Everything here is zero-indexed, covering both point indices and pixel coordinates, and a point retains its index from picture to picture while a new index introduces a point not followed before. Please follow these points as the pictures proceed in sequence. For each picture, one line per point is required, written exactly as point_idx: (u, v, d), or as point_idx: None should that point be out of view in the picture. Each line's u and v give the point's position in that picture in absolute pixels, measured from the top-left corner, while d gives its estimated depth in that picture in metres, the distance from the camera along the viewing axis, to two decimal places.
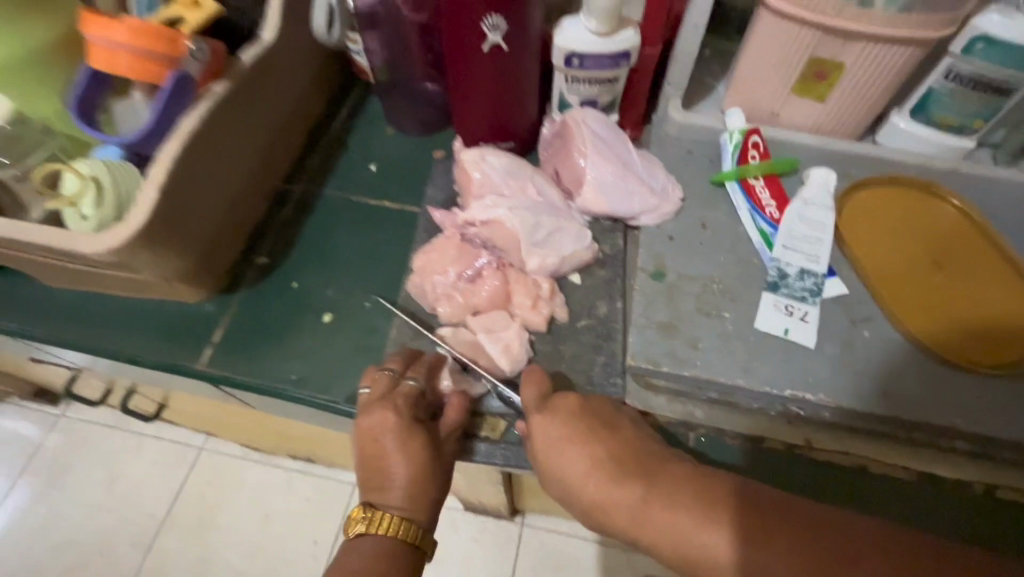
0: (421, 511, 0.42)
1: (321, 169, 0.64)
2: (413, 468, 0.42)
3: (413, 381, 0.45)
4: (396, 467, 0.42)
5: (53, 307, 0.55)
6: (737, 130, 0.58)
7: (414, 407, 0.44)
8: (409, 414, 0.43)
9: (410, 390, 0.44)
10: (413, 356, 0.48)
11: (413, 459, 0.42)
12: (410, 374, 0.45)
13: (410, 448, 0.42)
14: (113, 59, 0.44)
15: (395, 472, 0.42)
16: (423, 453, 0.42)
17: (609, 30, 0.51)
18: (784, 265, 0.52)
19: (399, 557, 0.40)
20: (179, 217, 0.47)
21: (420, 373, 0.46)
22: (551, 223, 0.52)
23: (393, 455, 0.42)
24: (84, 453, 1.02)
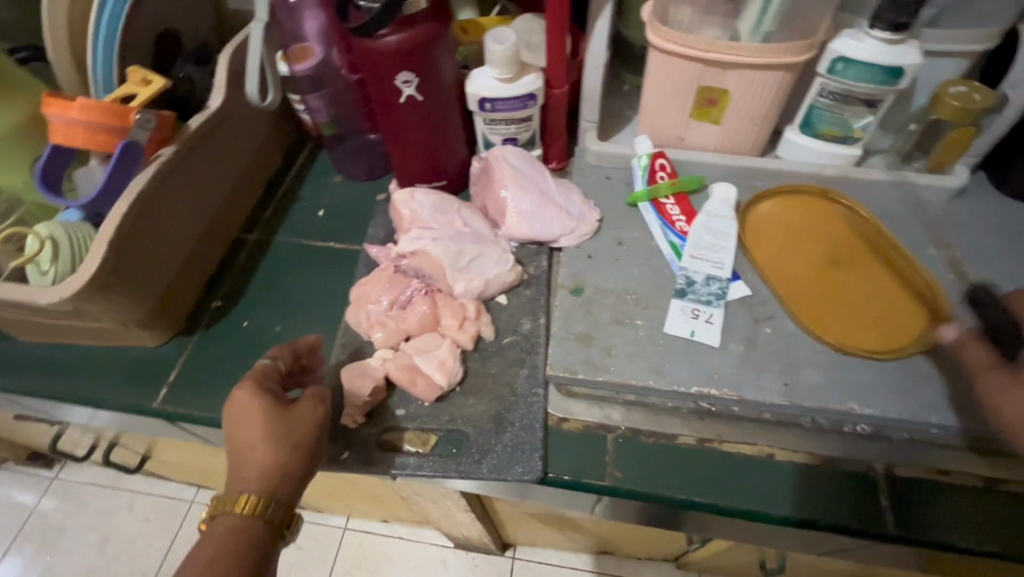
0: (282, 486, 0.43)
1: (275, 218, 0.70)
2: (264, 439, 0.43)
3: (265, 361, 0.49)
4: (251, 441, 0.44)
5: (25, 359, 0.60)
6: (644, 154, 0.63)
7: (264, 378, 0.47)
8: (257, 381, 0.46)
9: (264, 366, 0.48)
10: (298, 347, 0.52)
11: (264, 428, 0.44)
12: (270, 356, 0.50)
13: (263, 418, 0.44)
14: (70, 133, 0.50)
15: (250, 443, 0.44)
16: (275, 419, 0.44)
17: (511, 76, 0.57)
18: (691, 273, 0.57)
19: (254, 532, 0.42)
20: (130, 267, 0.52)
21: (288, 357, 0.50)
22: (473, 250, 0.57)
23: (257, 433, 0.43)
24: None
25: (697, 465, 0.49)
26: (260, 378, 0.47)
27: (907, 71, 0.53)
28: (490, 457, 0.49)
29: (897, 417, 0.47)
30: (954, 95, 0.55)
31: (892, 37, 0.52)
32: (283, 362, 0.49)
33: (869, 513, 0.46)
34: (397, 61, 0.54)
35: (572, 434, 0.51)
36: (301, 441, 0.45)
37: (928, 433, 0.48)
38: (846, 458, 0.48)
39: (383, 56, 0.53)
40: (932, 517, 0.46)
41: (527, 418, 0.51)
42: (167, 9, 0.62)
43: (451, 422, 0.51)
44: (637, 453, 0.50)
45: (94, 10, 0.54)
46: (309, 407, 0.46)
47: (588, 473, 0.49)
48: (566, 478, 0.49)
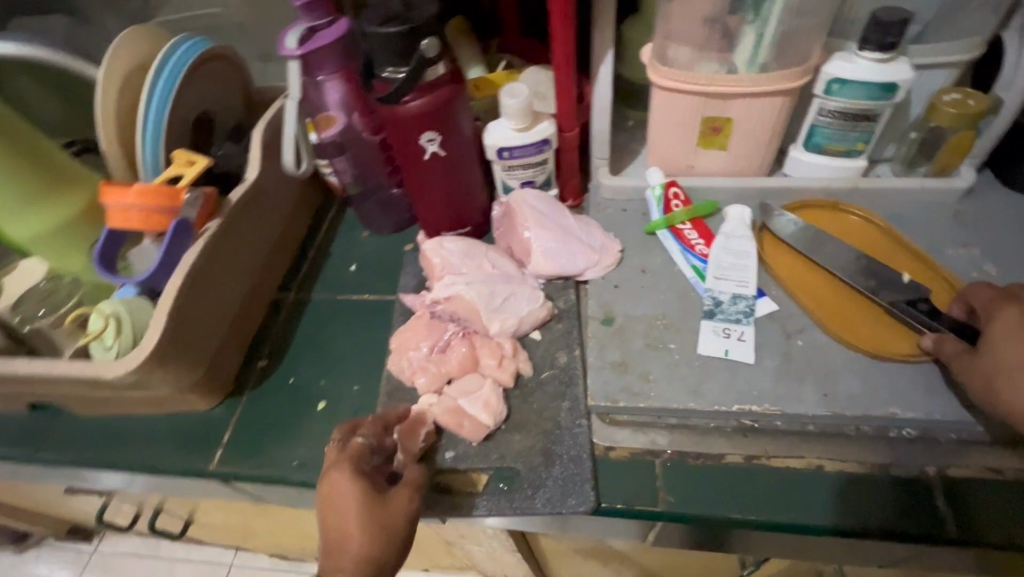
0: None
1: (309, 277, 0.73)
2: (362, 527, 0.41)
3: (362, 438, 0.48)
4: (347, 527, 0.41)
5: (86, 432, 0.62)
6: (658, 185, 0.66)
7: (361, 458, 0.47)
8: (356, 462, 0.46)
9: (359, 446, 0.48)
10: (382, 423, 0.52)
11: (363, 513, 0.42)
12: (360, 434, 0.49)
13: (361, 503, 0.43)
14: (126, 217, 0.55)
15: (347, 530, 0.41)
16: (373, 505, 0.43)
17: (526, 125, 0.61)
18: (717, 293, 0.59)
19: None
20: (186, 338, 0.55)
21: (370, 432, 0.50)
22: (505, 290, 0.59)
23: (352, 517, 0.42)
24: None
25: (748, 483, 0.49)
26: (357, 459, 0.46)
27: (901, 85, 0.56)
28: (542, 491, 0.50)
29: (943, 418, 0.47)
30: (950, 102, 0.58)
31: (883, 55, 0.55)
32: (373, 442, 0.49)
33: (933, 516, 0.46)
34: (421, 122, 0.58)
35: (620, 462, 0.51)
36: (394, 533, 0.43)
37: (976, 432, 0.48)
38: (897, 464, 0.48)
39: (408, 119, 0.57)
40: (1000, 512, 0.46)
41: (575, 449, 0.52)
42: (205, 94, 0.68)
43: (500, 460, 0.52)
44: (687, 475, 0.50)
45: (144, 97, 0.60)
46: (401, 498, 0.45)
47: (641, 500, 0.49)
48: (620, 507, 0.49)
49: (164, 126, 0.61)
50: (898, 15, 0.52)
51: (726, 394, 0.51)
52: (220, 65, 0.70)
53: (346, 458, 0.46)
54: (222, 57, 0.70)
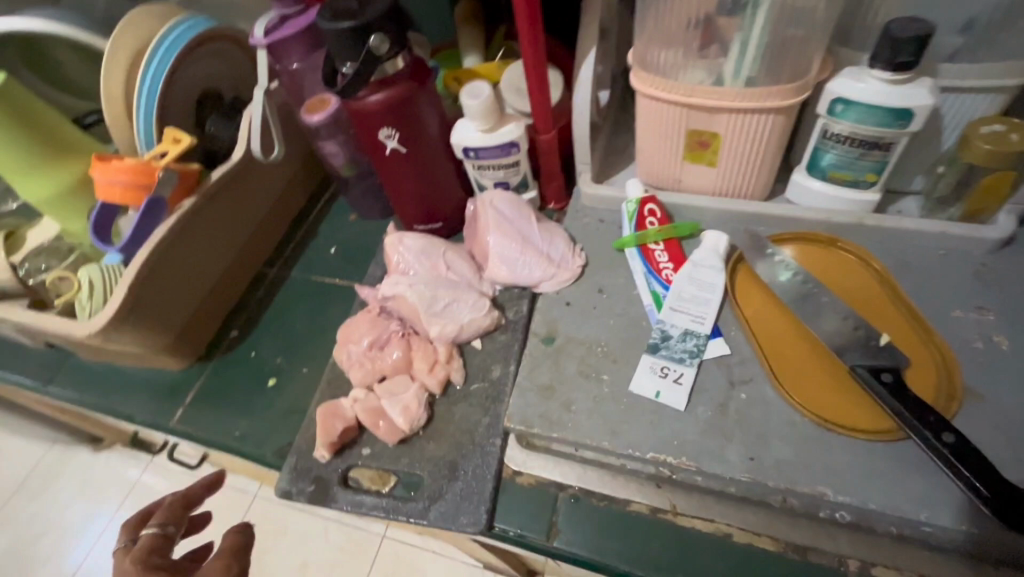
0: None
1: (293, 255, 0.76)
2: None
3: (152, 530, 0.49)
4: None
5: (85, 374, 0.71)
6: (632, 199, 0.61)
7: (153, 553, 0.47)
8: (146, 561, 0.46)
9: (151, 539, 0.48)
10: (180, 500, 0.52)
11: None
12: (152, 524, 0.49)
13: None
14: (110, 190, 0.59)
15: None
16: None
17: (490, 126, 0.59)
18: (668, 326, 0.54)
19: None
20: (151, 307, 0.60)
21: (165, 515, 0.50)
22: (448, 295, 0.58)
23: None
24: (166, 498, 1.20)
25: (645, 537, 0.47)
26: (149, 556, 0.47)
27: (916, 113, 0.47)
28: (439, 505, 0.51)
29: (880, 509, 0.42)
30: (986, 136, 0.48)
31: (895, 76, 0.46)
32: (168, 526, 0.50)
33: None
34: (379, 118, 0.58)
35: (524, 489, 0.51)
36: None
37: (920, 531, 0.41)
38: (814, 547, 0.44)
39: (366, 114, 0.57)
40: None
41: (480, 468, 0.52)
42: (206, 73, 0.71)
43: (409, 466, 0.54)
44: (586, 516, 0.48)
45: (141, 74, 0.64)
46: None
47: (534, 531, 0.48)
48: (512, 534, 0.49)
49: (155, 102, 0.64)
50: (915, 29, 0.44)
51: (643, 440, 0.48)
52: (225, 43, 0.72)
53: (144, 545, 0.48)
54: (228, 36, 0.72)
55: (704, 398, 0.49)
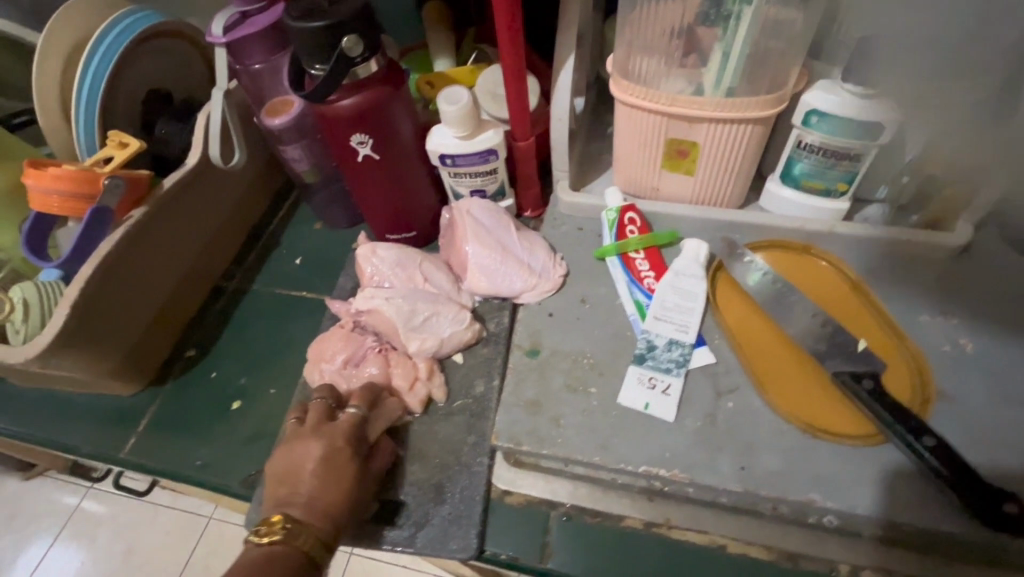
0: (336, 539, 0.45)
1: (254, 267, 0.72)
2: (322, 495, 0.45)
3: (356, 410, 0.50)
4: (307, 479, 0.46)
5: (17, 403, 0.64)
6: (612, 208, 0.61)
7: (353, 432, 0.49)
8: (349, 438, 0.49)
9: (349, 419, 0.50)
10: (372, 391, 0.53)
11: (338, 484, 0.46)
12: (352, 404, 0.51)
13: (324, 463, 0.47)
14: (47, 200, 0.53)
15: (317, 494, 0.45)
16: (344, 481, 0.46)
17: (468, 133, 0.57)
18: (653, 336, 0.54)
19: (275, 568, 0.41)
20: (97, 328, 0.54)
21: (362, 401, 0.51)
22: (428, 309, 0.56)
23: (333, 484, 0.46)
24: (108, 525, 1.11)
25: (639, 553, 0.47)
26: (351, 433, 0.49)
27: (887, 126, 0.49)
28: (425, 530, 0.49)
29: (865, 514, 0.43)
30: None
31: (868, 90, 0.48)
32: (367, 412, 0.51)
33: None
34: (351, 124, 0.55)
35: (514, 509, 0.49)
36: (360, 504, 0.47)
37: (902, 532, 0.43)
38: (803, 554, 0.45)
39: (337, 119, 0.54)
40: None
41: (468, 490, 0.50)
42: (153, 71, 0.65)
43: (392, 491, 0.51)
44: (579, 534, 0.48)
45: (78, 72, 0.58)
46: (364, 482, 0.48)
47: (527, 552, 0.47)
48: (504, 556, 0.48)
49: (96, 103, 0.59)
50: None
51: (635, 455, 0.47)
52: (173, 39, 0.67)
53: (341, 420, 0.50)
54: (176, 32, 0.67)
55: (692, 410, 0.49)
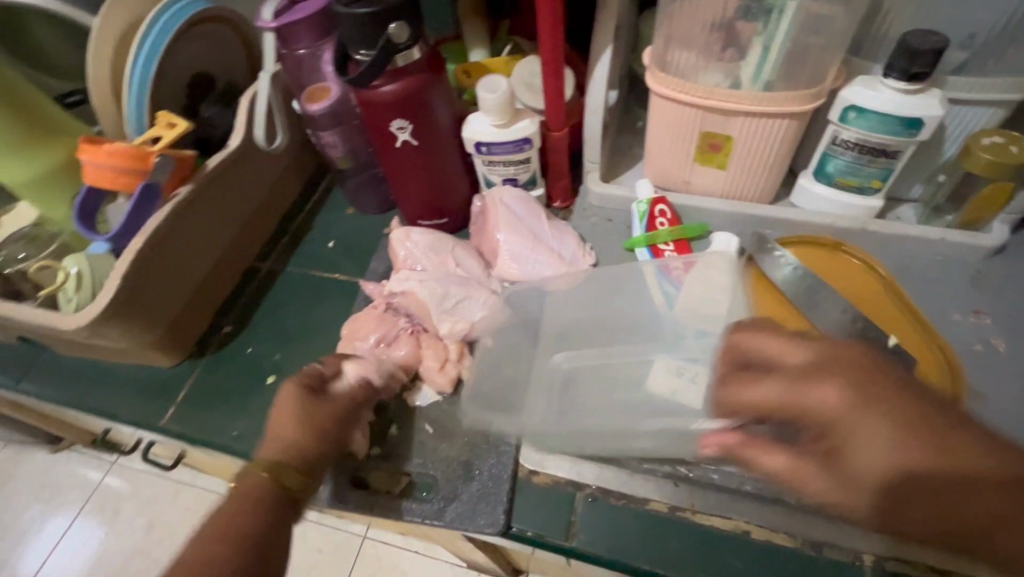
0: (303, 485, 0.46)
1: (288, 249, 0.74)
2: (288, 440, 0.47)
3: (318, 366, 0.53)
4: (270, 430, 0.48)
5: (64, 371, 0.67)
6: (643, 200, 0.61)
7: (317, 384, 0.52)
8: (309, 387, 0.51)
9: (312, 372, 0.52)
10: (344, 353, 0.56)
11: (294, 428, 0.48)
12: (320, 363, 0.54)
13: (283, 410, 0.49)
14: (99, 176, 0.55)
15: (290, 440, 0.47)
16: (302, 424, 0.48)
17: (505, 122, 0.58)
18: (681, 327, 0.55)
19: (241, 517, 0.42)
20: (143, 300, 0.57)
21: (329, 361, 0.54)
22: (460, 292, 0.58)
23: (291, 427, 0.48)
24: (131, 500, 1.14)
25: (665, 535, 0.47)
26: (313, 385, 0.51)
27: (926, 122, 0.49)
28: (454, 505, 0.51)
29: None
30: (988, 147, 0.50)
31: (909, 86, 0.48)
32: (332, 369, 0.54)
33: None
34: (392, 110, 0.56)
35: (541, 489, 0.50)
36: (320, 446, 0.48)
37: None
38: (833, 545, 0.45)
39: (379, 104, 0.56)
40: None
41: (496, 468, 0.52)
42: (201, 55, 0.67)
43: (423, 466, 0.53)
44: (605, 515, 0.48)
45: (132, 53, 0.60)
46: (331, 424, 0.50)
47: (554, 531, 0.48)
48: (529, 534, 0.49)
49: (149, 84, 0.61)
50: (932, 43, 0.45)
51: (665, 442, 0.48)
52: (219, 25, 0.69)
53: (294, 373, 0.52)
54: (222, 18, 0.69)
55: None
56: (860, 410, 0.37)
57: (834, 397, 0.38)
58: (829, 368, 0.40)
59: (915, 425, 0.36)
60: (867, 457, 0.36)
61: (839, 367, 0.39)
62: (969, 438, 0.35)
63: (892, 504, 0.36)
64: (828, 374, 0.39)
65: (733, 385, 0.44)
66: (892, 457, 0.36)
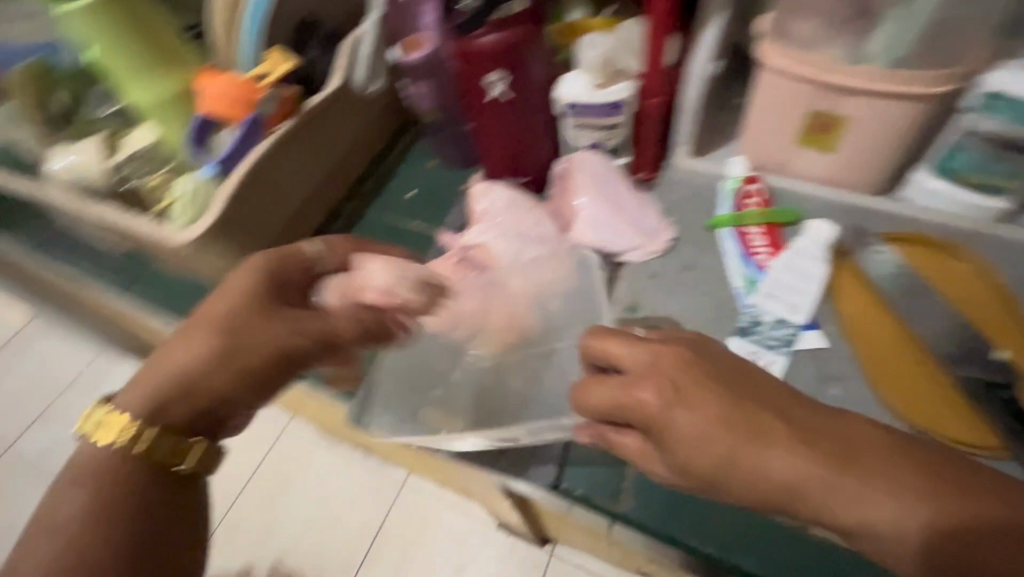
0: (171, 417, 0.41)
1: (371, 194, 0.76)
2: (178, 388, 0.41)
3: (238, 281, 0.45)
4: (154, 373, 0.41)
5: (168, 285, 0.74)
6: (733, 177, 0.60)
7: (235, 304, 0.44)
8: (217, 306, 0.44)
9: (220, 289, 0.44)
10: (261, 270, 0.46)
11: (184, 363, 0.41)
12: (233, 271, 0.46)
13: (176, 341, 0.42)
14: (213, 105, 0.60)
15: (173, 390, 0.41)
16: (188, 359, 0.41)
17: (601, 82, 0.58)
18: (760, 313, 0.53)
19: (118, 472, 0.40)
20: (240, 225, 0.61)
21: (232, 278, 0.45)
22: (535, 250, 0.60)
23: (169, 365, 0.41)
24: None
25: (714, 515, 0.47)
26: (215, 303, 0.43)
27: None
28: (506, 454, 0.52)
29: None
30: None
31: None
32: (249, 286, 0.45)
33: None
34: (489, 62, 0.56)
35: (594, 454, 0.51)
36: (220, 380, 0.41)
37: None
38: None
39: (477, 55, 0.56)
40: None
41: None
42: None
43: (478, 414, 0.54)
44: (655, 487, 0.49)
45: None
46: (263, 370, 0.43)
47: (603, 494, 0.49)
48: (577, 492, 0.50)
49: (262, 22, 0.64)
50: None
51: None
52: None
53: (247, 290, 0.43)
54: None
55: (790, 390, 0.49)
56: (673, 409, 0.35)
57: (651, 405, 0.35)
58: (680, 377, 0.36)
59: (727, 415, 0.34)
60: (691, 452, 0.34)
61: (680, 369, 0.36)
62: (780, 431, 0.33)
63: (735, 488, 0.34)
64: (672, 389, 0.35)
65: (583, 390, 0.39)
66: (768, 469, 0.33)
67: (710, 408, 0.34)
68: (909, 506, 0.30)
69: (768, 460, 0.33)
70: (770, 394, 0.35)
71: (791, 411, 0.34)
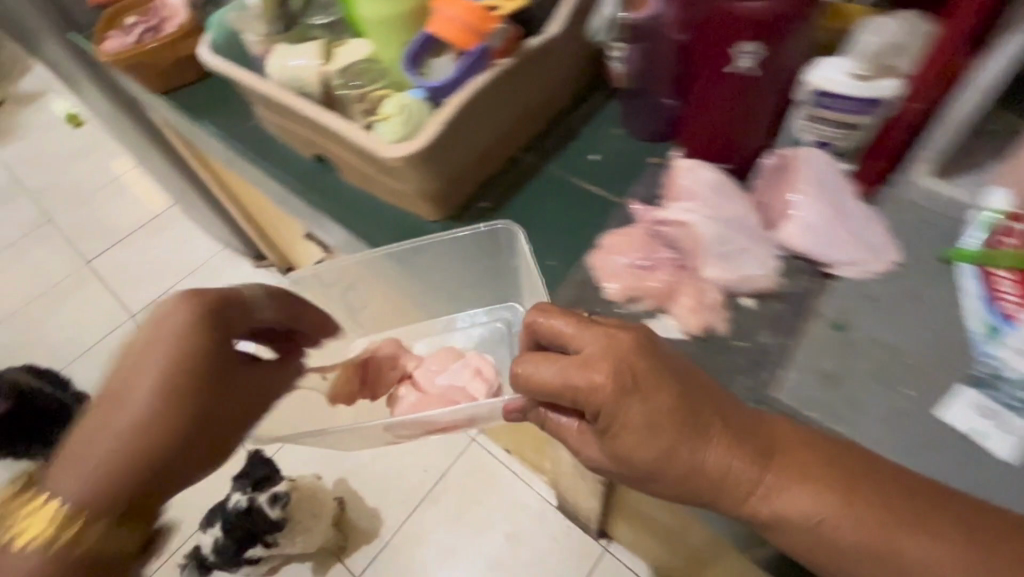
0: (100, 502, 0.46)
1: (552, 149, 0.75)
2: (128, 457, 0.47)
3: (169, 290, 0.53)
4: (79, 444, 0.47)
5: (342, 196, 0.76)
6: (991, 210, 0.50)
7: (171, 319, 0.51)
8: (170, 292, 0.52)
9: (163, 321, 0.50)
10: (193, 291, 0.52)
11: (106, 451, 0.47)
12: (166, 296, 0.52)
13: (111, 423, 0.48)
14: (444, 26, 0.60)
15: (95, 487, 0.46)
16: (119, 464, 0.47)
17: (868, 74, 0.51)
18: (1005, 368, 0.46)
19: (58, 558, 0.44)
20: (442, 151, 0.61)
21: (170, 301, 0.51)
22: (739, 243, 0.55)
23: (109, 441, 0.47)
24: None
25: None
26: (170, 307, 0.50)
27: None
28: None
29: None
30: None
31: None
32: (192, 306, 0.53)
33: None
34: (748, 29, 0.52)
35: None
36: (165, 436, 0.48)
37: None
38: None
39: (738, 19, 0.52)
40: None
41: None
42: None
43: None
44: None
45: None
46: (197, 424, 0.50)
47: None
48: None
49: None
50: None
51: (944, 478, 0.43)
52: None
53: (186, 324, 0.50)
54: None
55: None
56: (626, 399, 0.40)
57: (606, 388, 0.41)
58: (623, 369, 0.41)
59: (683, 412, 0.41)
60: (633, 445, 0.41)
61: (626, 355, 0.42)
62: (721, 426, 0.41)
63: (673, 476, 0.41)
64: (625, 376, 0.41)
65: (531, 366, 0.44)
66: (710, 461, 0.40)
67: (658, 402, 0.41)
68: (824, 494, 0.39)
69: (704, 450, 0.40)
70: (716, 396, 0.42)
71: (730, 414, 0.41)
